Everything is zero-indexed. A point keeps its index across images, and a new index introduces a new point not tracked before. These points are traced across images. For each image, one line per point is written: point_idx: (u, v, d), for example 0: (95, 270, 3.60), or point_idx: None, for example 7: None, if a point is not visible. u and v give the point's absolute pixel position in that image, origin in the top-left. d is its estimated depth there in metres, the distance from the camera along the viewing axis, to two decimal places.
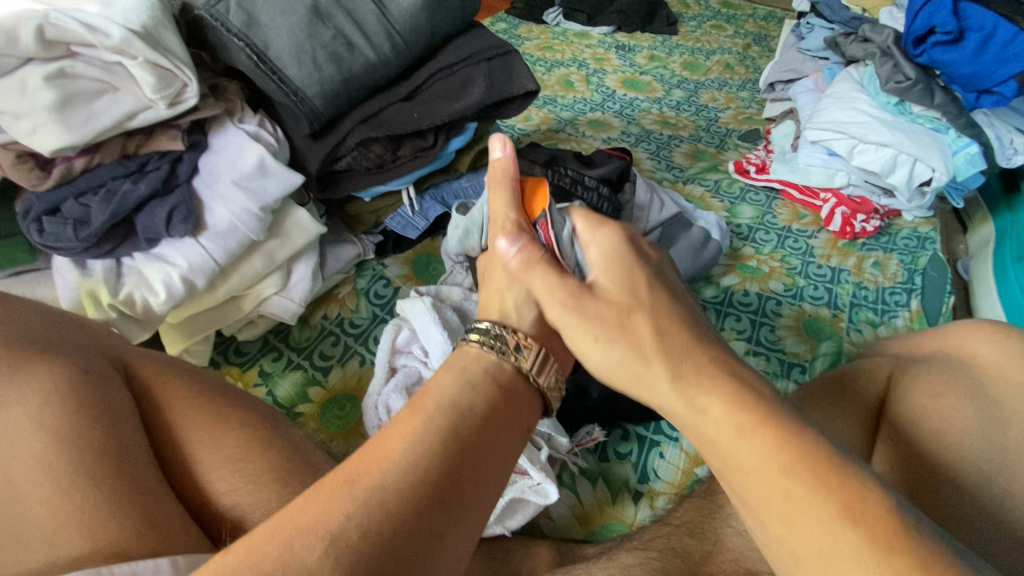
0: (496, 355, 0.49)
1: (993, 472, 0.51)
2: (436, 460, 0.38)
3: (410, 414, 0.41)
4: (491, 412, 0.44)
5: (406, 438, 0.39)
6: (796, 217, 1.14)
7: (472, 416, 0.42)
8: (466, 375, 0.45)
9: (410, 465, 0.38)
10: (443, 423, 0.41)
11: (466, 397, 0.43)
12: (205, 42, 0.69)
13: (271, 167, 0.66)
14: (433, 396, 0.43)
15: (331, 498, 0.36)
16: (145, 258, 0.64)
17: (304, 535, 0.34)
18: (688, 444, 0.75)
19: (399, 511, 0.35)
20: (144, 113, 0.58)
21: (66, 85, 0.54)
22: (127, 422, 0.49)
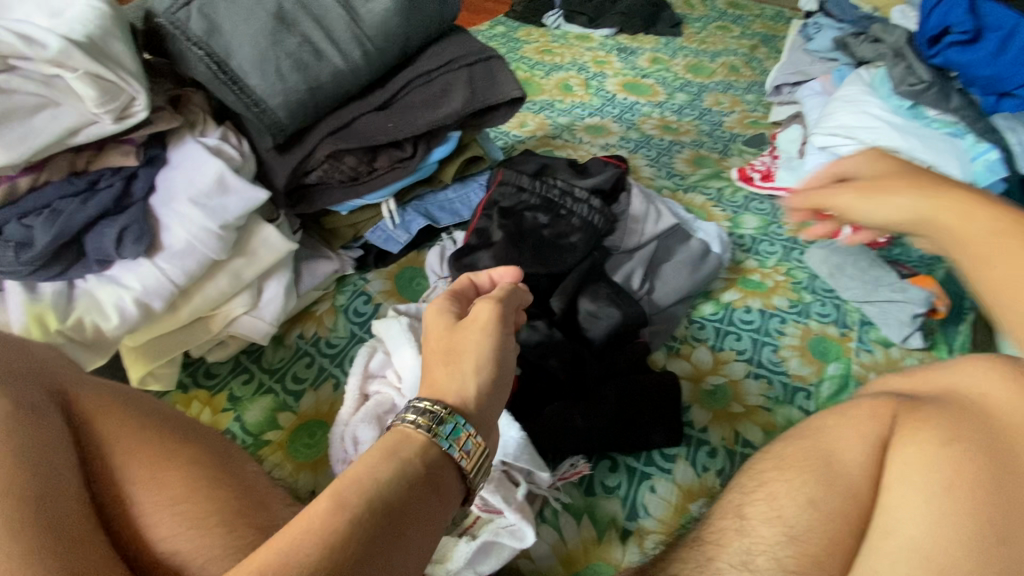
0: (426, 438, 0.40)
1: None
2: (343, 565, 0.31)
3: (332, 513, 0.34)
4: (422, 510, 0.37)
5: (316, 546, 0.32)
6: (803, 226, 1.05)
7: (401, 529, 0.35)
8: (408, 467, 0.38)
9: None
10: (365, 534, 0.33)
11: (397, 488, 0.36)
12: (166, 52, 0.66)
13: (231, 183, 0.63)
14: (361, 481, 0.36)
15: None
16: (97, 280, 0.60)
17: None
18: (681, 478, 0.71)
19: None
20: (89, 128, 0.54)
21: (0, 100, 0.50)
22: (58, 465, 0.46)
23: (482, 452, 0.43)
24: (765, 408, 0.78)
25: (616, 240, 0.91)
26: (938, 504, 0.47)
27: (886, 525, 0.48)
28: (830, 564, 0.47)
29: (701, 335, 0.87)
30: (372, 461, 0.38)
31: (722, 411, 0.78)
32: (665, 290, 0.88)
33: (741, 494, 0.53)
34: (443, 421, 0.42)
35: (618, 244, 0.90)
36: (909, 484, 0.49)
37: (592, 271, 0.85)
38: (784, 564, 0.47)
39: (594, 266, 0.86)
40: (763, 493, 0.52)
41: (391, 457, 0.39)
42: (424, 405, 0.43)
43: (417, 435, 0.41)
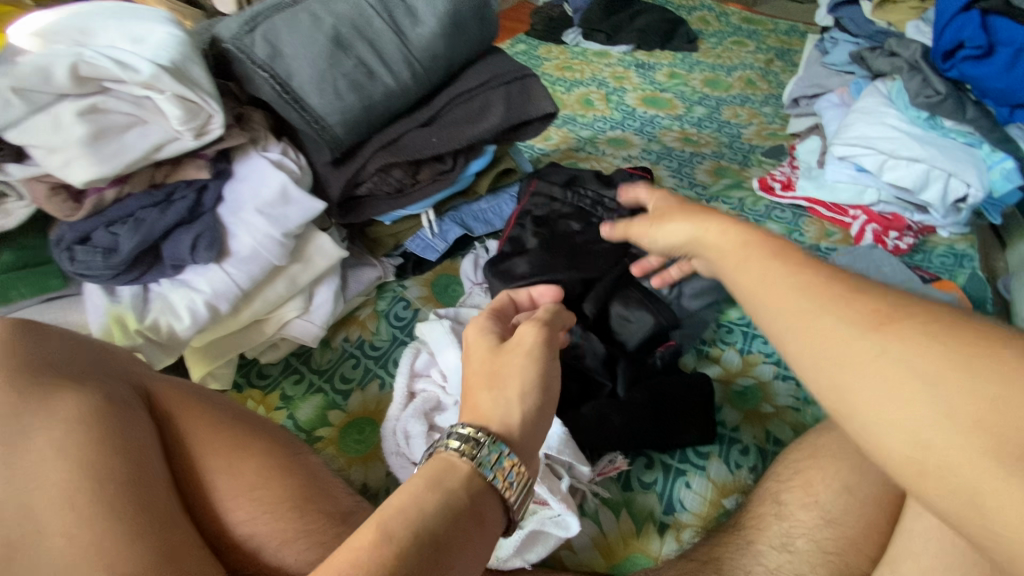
0: (469, 467, 0.42)
1: None
2: None
3: (378, 546, 0.36)
4: (464, 543, 0.38)
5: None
6: (824, 235, 1.09)
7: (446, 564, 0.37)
8: (451, 500, 0.40)
9: None
10: (410, 566, 0.35)
11: (441, 522, 0.38)
12: (231, 73, 0.71)
13: (293, 195, 0.67)
14: (407, 514, 0.38)
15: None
16: (170, 283, 0.65)
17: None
18: (715, 474, 0.73)
19: None
20: (171, 144, 0.59)
21: (98, 119, 0.55)
22: (148, 454, 0.50)
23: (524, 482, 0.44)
24: (794, 408, 0.81)
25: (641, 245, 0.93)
26: None
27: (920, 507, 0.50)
28: (864, 544, 0.52)
29: (729, 339, 0.90)
30: (415, 492, 0.40)
31: (752, 411, 0.80)
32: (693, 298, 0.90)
33: (777, 483, 0.56)
34: (488, 448, 0.43)
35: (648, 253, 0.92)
36: None
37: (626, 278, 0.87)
38: (823, 546, 0.52)
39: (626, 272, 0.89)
40: (798, 480, 0.55)
41: (434, 488, 0.41)
42: (466, 432, 0.45)
43: (459, 463, 0.43)
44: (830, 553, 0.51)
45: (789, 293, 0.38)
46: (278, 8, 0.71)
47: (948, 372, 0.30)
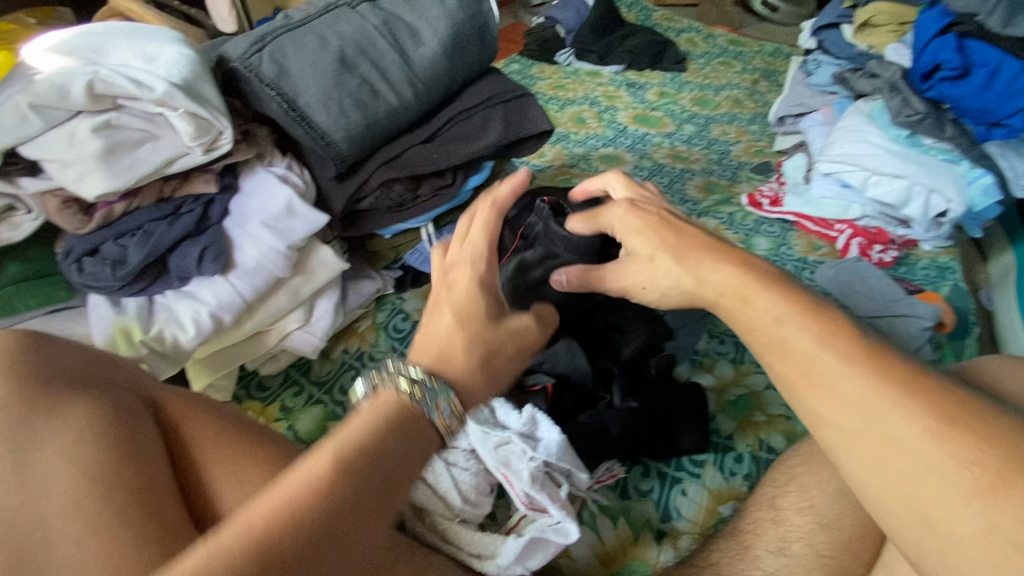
0: (411, 403, 0.43)
1: None
2: (339, 517, 0.35)
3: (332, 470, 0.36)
4: (410, 462, 0.41)
5: (318, 500, 0.35)
6: (812, 248, 1.13)
7: (389, 475, 0.39)
8: (393, 421, 0.41)
9: (305, 537, 0.34)
10: (363, 484, 0.37)
11: (393, 444, 0.40)
12: (238, 91, 0.73)
13: (298, 209, 0.69)
14: (360, 437, 0.39)
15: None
16: (175, 296, 0.66)
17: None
18: (710, 482, 0.75)
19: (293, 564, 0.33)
20: (181, 159, 0.61)
21: (112, 135, 0.57)
22: (156, 463, 0.50)
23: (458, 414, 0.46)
24: (786, 417, 0.83)
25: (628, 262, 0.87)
26: None
27: None
28: (859, 548, 0.52)
29: (722, 350, 0.92)
30: (356, 420, 0.41)
31: (746, 419, 0.82)
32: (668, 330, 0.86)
33: (772, 488, 0.57)
34: (431, 391, 0.45)
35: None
36: None
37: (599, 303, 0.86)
38: (818, 549, 0.52)
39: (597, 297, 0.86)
40: (795, 485, 0.56)
41: (386, 413, 0.42)
42: (405, 370, 0.45)
43: (398, 397, 0.43)
44: (825, 556, 0.51)
45: (833, 379, 0.43)
46: (285, 28, 0.73)
47: (954, 464, 0.38)
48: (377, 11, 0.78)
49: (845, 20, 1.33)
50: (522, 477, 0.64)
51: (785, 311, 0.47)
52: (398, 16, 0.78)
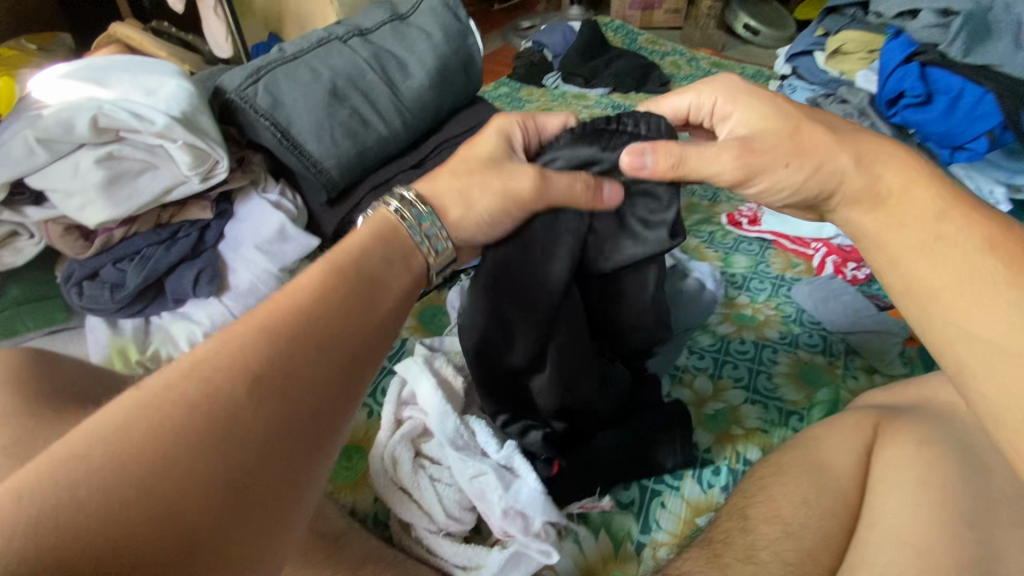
0: (400, 224, 0.52)
1: (988, 520, 0.50)
2: (322, 301, 0.44)
3: (326, 274, 0.47)
4: (389, 272, 0.50)
5: (313, 289, 0.45)
6: (789, 266, 1.16)
7: (382, 296, 0.48)
8: (387, 244, 0.51)
9: (306, 314, 0.43)
10: (348, 283, 0.47)
11: (375, 253, 0.50)
12: (234, 120, 0.76)
13: (290, 233, 0.72)
14: (350, 246, 0.50)
15: (257, 347, 0.40)
16: (171, 316, 0.69)
17: (223, 382, 0.38)
18: (688, 494, 0.77)
19: (292, 335, 0.42)
20: (179, 188, 0.64)
21: (114, 166, 0.60)
22: None
23: (449, 257, 0.54)
24: (762, 430, 0.86)
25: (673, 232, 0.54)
26: (915, 497, 0.51)
27: (871, 519, 0.52)
28: (822, 554, 0.52)
29: (700, 365, 0.95)
30: (361, 241, 0.50)
31: (723, 433, 0.85)
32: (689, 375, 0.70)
33: (744, 498, 0.58)
34: (419, 218, 0.52)
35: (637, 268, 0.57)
36: (888, 484, 0.54)
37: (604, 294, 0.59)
38: (783, 557, 0.52)
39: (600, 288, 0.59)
40: (763, 496, 0.57)
41: (382, 231, 0.51)
42: (401, 197, 0.54)
43: (392, 217, 0.52)
44: (790, 563, 0.51)
45: (995, 285, 0.46)
46: (280, 61, 0.77)
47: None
48: (367, 45, 0.82)
49: (817, 48, 1.37)
50: (495, 509, 0.66)
51: (949, 205, 0.51)
52: (387, 50, 0.83)
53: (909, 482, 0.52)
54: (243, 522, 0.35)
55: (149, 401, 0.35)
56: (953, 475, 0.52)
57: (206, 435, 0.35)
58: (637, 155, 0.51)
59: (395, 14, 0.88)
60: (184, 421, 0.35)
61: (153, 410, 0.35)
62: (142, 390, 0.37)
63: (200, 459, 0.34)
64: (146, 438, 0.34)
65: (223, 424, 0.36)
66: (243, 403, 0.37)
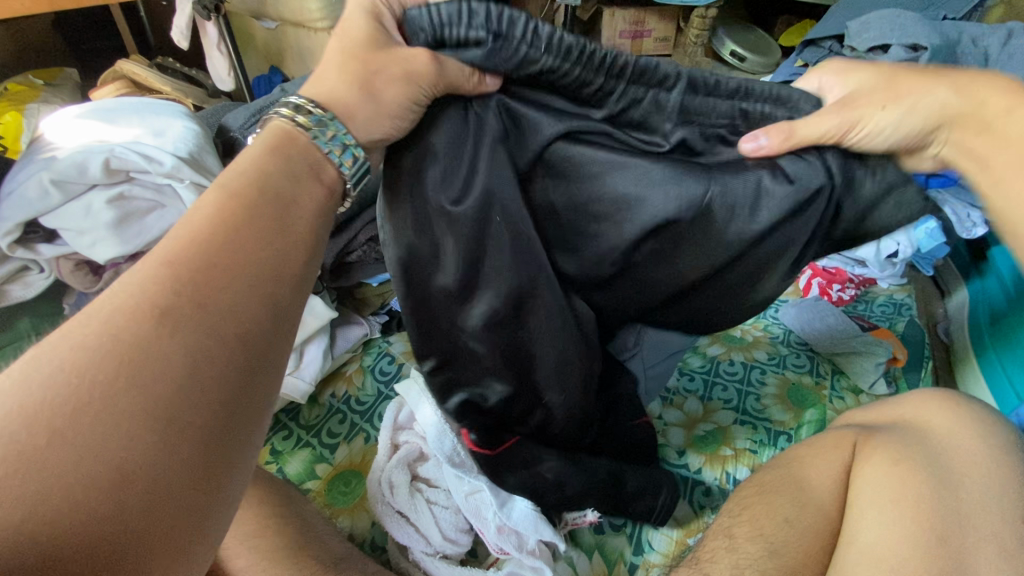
0: (301, 136, 0.45)
1: (962, 535, 0.51)
2: (226, 223, 0.39)
3: (220, 200, 0.40)
4: (304, 181, 0.44)
5: (211, 218, 0.39)
6: None
7: (298, 219, 0.42)
8: (293, 164, 0.44)
9: (197, 242, 0.38)
10: (249, 201, 0.41)
11: (277, 164, 0.43)
12: (237, 157, 0.81)
13: None
14: (242, 166, 0.42)
15: (155, 284, 0.36)
16: None
17: (128, 323, 0.34)
18: (681, 515, 0.79)
19: (184, 269, 0.37)
20: (185, 224, 0.68)
21: (124, 206, 0.64)
22: None
23: (364, 166, 0.46)
24: (752, 451, 0.88)
25: (826, 174, 0.48)
26: (890, 514, 0.54)
27: (849, 537, 0.55)
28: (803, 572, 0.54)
29: (691, 387, 0.97)
30: (252, 160, 0.43)
31: (714, 454, 0.87)
32: (792, 284, 0.56)
33: (729, 518, 0.60)
34: (323, 122, 0.45)
35: (683, 188, 0.48)
36: (866, 503, 0.56)
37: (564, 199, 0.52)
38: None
39: (566, 166, 0.51)
40: (746, 516, 0.59)
41: (282, 141, 0.44)
42: (297, 102, 0.46)
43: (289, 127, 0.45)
44: None
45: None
46: (282, 101, 0.81)
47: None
48: None
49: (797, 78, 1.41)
50: (490, 527, 0.70)
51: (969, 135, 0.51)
52: None
53: (884, 500, 0.55)
54: (177, 462, 0.33)
55: (52, 352, 0.33)
56: (926, 493, 0.54)
57: (122, 379, 0.33)
58: (757, 143, 0.48)
59: None
60: (96, 371, 0.32)
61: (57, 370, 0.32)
62: (44, 347, 0.34)
63: (121, 405, 0.32)
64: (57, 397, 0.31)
65: (145, 378, 0.33)
66: (152, 342, 0.34)
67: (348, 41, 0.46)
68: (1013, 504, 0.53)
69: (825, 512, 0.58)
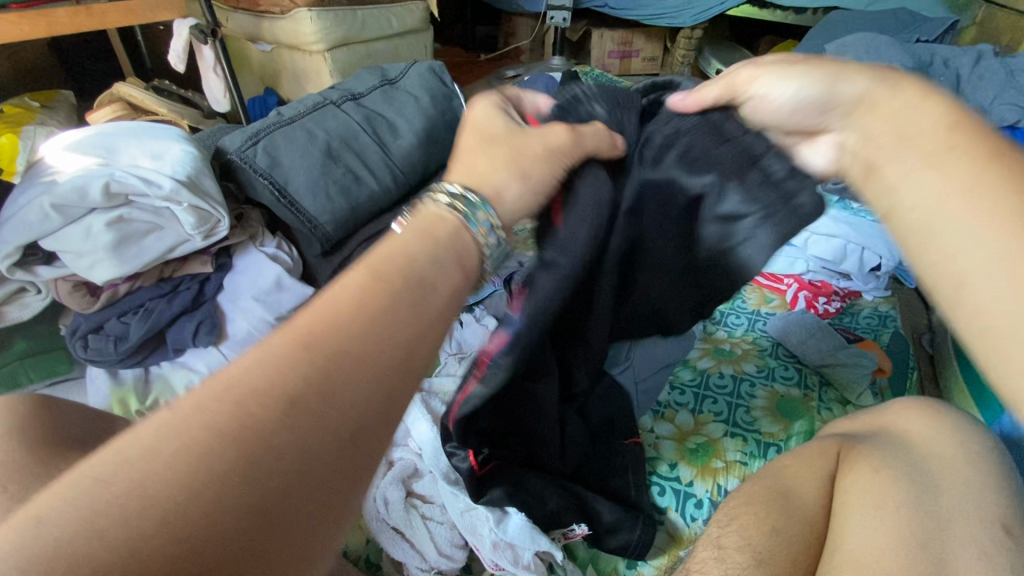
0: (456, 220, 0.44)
1: (943, 540, 0.53)
2: (373, 308, 0.36)
3: (371, 279, 0.37)
4: (448, 276, 0.41)
5: (361, 300, 0.36)
6: (764, 301, 1.21)
7: (428, 305, 0.38)
8: (436, 247, 0.42)
9: (346, 320, 0.35)
10: (395, 287, 0.37)
11: (421, 250, 0.41)
12: (234, 178, 0.82)
13: (287, 283, 0.77)
14: (394, 247, 0.40)
15: (296, 356, 0.32)
16: (171, 366, 0.73)
17: (256, 400, 0.30)
18: (672, 526, 0.82)
19: (329, 350, 0.33)
20: (183, 245, 0.70)
21: (123, 228, 0.65)
22: None
23: (502, 250, 0.46)
24: (742, 462, 0.89)
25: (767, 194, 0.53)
26: (872, 520, 0.55)
27: (833, 545, 0.56)
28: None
29: (682, 401, 0.99)
30: (405, 241, 0.41)
31: (704, 466, 0.88)
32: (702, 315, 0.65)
33: (718, 529, 0.61)
34: (474, 205, 0.45)
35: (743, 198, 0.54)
36: (850, 510, 0.57)
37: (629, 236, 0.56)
38: None
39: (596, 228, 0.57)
40: (735, 525, 0.60)
41: (436, 222, 0.43)
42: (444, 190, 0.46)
43: (438, 209, 0.45)
44: None
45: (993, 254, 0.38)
46: (277, 124, 0.83)
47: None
48: (360, 108, 0.89)
49: None
50: (485, 543, 0.70)
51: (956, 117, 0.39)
52: (377, 112, 0.90)
53: (866, 506, 0.56)
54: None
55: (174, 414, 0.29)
56: (906, 499, 0.56)
57: (236, 471, 0.28)
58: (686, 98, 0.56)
59: (385, 79, 0.96)
60: (218, 442, 0.28)
61: (170, 439, 0.28)
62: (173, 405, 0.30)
63: (219, 491, 0.27)
64: (161, 478, 0.27)
65: (264, 458, 0.29)
66: (276, 430, 0.30)
67: (480, 134, 0.51)
68: (991, 509, 0.55)
69: (810, 520, 0.60)
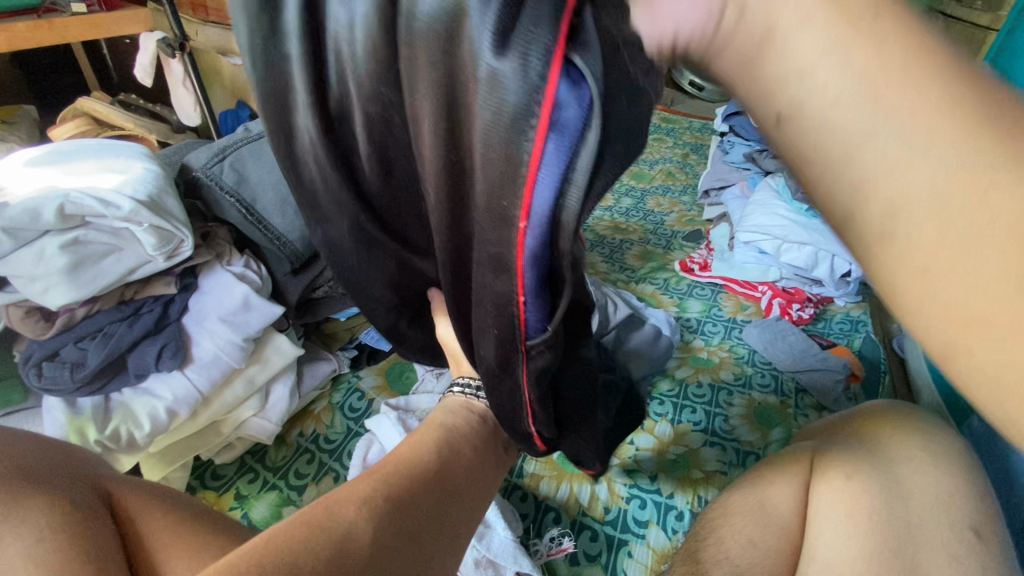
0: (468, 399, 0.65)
1: (917, 548, 0.53)
2: (415, 460, 0.55)
3: (412, 443, 0.58)
4: (467, 433, 0.61)
5: (407, 456, 0.55)
6: (739, 309, 1.23)
7: (457, 479, 0.55)
8: (450, 410, 0.64)
9: (400, 465, 0.53)
10: (429, 445, 0.57)
11: (448, 420, 0.62)
12: (200, 197, 0.80)
13: (254, 303, 0.75)
14: (428, 427, 0.61)
15: (369, 482, 0.50)
16: (133, 392, 0.70)
17: (342, 507, 0.46)
18: (654, 542, 0.80)
19: (392, 480, 0.51)
20: (143, 267, 0.68)
21: (78, 251, 0.62)
22: (107, 545, 0.51)
23: None
24: (721, 472, 0.89)
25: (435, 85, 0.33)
26: (850, 530, 0.55)
27: (809, 556, 0.56)
28: None
29: (661, 411, 0.99)
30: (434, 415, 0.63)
31: (684, 477, 0.88)
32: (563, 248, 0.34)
33: (697, 544, 0.61)
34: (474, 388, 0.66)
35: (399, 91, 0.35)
36: (826, 520, 0.57)
37: (622, 91, 0.30)
38: None
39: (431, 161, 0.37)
40: (713, 539, 0.60)
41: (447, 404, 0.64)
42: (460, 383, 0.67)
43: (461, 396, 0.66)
44: None
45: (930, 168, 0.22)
46: (245, 140, 0.82)
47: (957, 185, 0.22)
48: None
49: None
50: (467, 561, 0.68)
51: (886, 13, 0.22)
52: None
53: (845, 516, 0.56)
54: None
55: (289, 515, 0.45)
56: (878, 507, 0.56)
57: (330, 543, 0.42)
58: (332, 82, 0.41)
59: None
60: (320, 525, 0.44)
61: (289, 524, 0.44)
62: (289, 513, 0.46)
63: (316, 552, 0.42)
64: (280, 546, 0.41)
65: (349, 538, 0.44)
66: (364, 519, 0.46)
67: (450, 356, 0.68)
68: (959, 513, 0.55)
69: (787, 532, 0.60)
